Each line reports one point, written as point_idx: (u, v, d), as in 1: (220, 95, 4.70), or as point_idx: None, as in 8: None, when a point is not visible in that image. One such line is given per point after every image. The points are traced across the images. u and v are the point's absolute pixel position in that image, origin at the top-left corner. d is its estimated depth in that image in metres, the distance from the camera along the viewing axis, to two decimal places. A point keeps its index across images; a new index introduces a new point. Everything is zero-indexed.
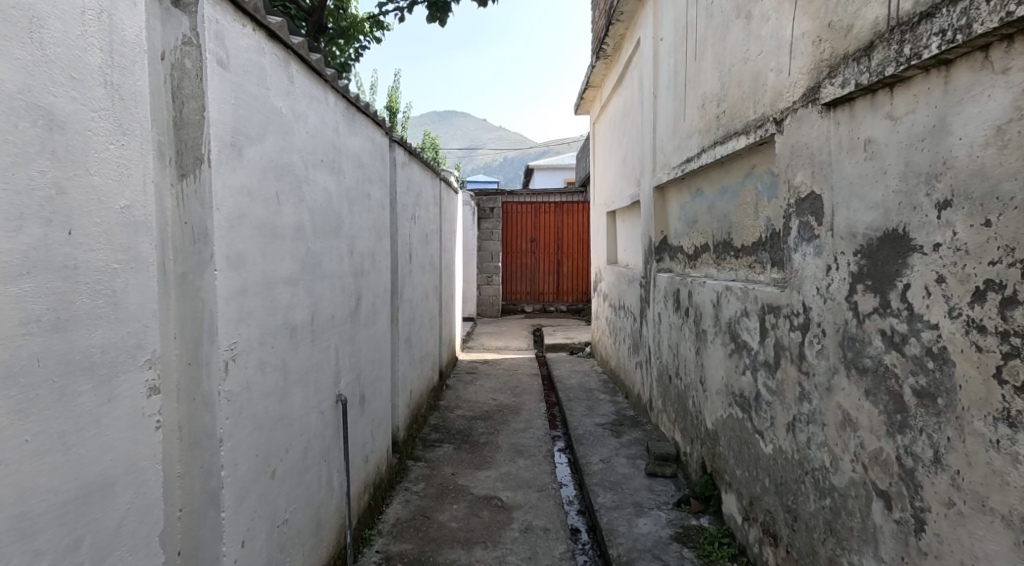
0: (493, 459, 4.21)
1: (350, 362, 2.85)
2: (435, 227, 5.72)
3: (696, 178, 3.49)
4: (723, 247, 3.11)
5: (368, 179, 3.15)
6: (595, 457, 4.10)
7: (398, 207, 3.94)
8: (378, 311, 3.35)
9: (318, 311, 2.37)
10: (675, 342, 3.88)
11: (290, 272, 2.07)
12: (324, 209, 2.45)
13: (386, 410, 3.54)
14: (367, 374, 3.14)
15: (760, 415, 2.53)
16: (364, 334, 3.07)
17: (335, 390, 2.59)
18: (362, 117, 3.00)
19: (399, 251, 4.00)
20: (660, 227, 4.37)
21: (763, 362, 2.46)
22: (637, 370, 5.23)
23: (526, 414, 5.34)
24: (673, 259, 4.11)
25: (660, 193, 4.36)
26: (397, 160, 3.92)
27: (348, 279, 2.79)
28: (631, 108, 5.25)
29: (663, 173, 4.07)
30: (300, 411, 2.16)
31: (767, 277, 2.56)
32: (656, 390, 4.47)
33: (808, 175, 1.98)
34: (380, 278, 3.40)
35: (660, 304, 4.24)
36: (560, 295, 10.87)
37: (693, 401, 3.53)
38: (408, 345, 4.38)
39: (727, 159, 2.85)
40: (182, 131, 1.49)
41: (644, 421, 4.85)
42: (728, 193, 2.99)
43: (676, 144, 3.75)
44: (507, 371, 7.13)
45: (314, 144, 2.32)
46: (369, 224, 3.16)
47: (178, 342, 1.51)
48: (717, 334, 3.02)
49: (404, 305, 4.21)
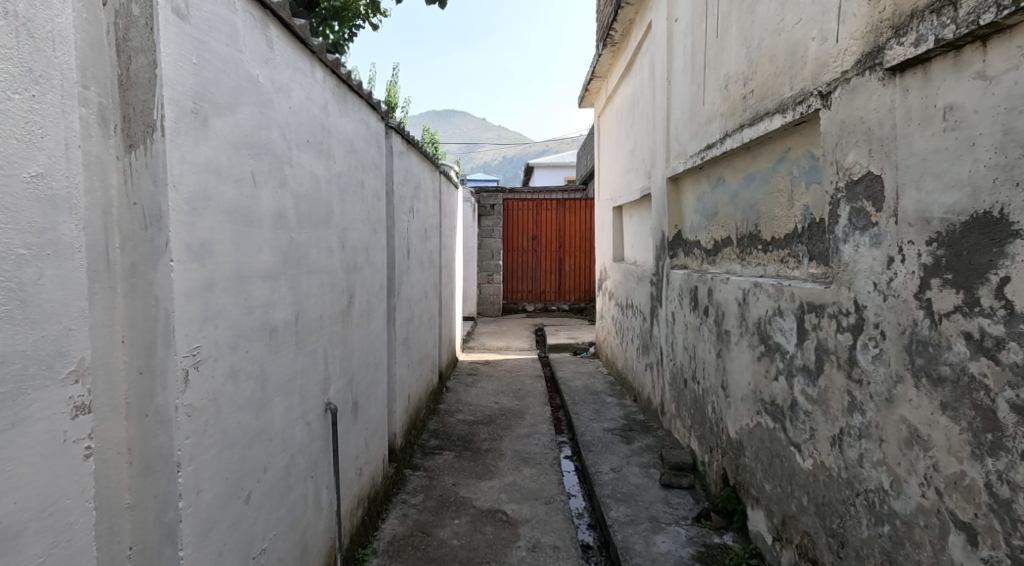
0: (496, 468, 3.95)
1: (341, 367, 2.59)
2: (435, 222, 5.45)
3: (717, 166, 3.23)
4: (749, 241, 2.86)
5: (361, 167, 2.89)
6: (605, 466, 3.85)
7: (394, 199, 3.68)
8: (372, 310, 3.09)
9: (304, 310, 2.12)
10: (691, 343, 3.63)
11: (269, 266, 1.81)
12: (311, 196, 2.19)
13: (381, 417, 3.28)
14: (361, 379, 2.88)
15: (796, 427, 2.27)
16: (357, 336, 2.81)
17: (324, 398, 2.34)
18: (354, 97, 2.74)
19: (396, 246, 3.74)
20: (676, 220, 4.11)
21: (800, 366, 2.21)
22: (647, 372, 4.98)
23: (530, 419, 5.09)
24: (689, 255, 3.86)
25: (674, 185, 4.10)
26: (393, 148, 3.66)
27: (339, 275, 2.53)
28: (641, 96, 4.99)
29: (678, 162, 3.82)
30: (281, 424, 1.91)
31: (804, 272, 2.31)
32: (670, 394, 4.22)
33: (863, 154, 1.73)
34: (375, 275, 3.16)
35: (674, 303, 3.99)
36: (562, 293, 10.61)
37: (712, 407, 3.28)
38: (405, 346, 4.12)
39: (756, 143, 2.60)
40: (128, 93, 1.24)
41: (655, 426, 4.61)
42: (755, 181, 2.73)
43: (694, 131, 3.49)
44: (508, 373, 6.86)
45: (300, 123, 2.06)
46: (363, 215, 2.90)
47: (126, 347, 1.27)
48: (743, 336, 2.76)
49: (401, 305, 3.95)
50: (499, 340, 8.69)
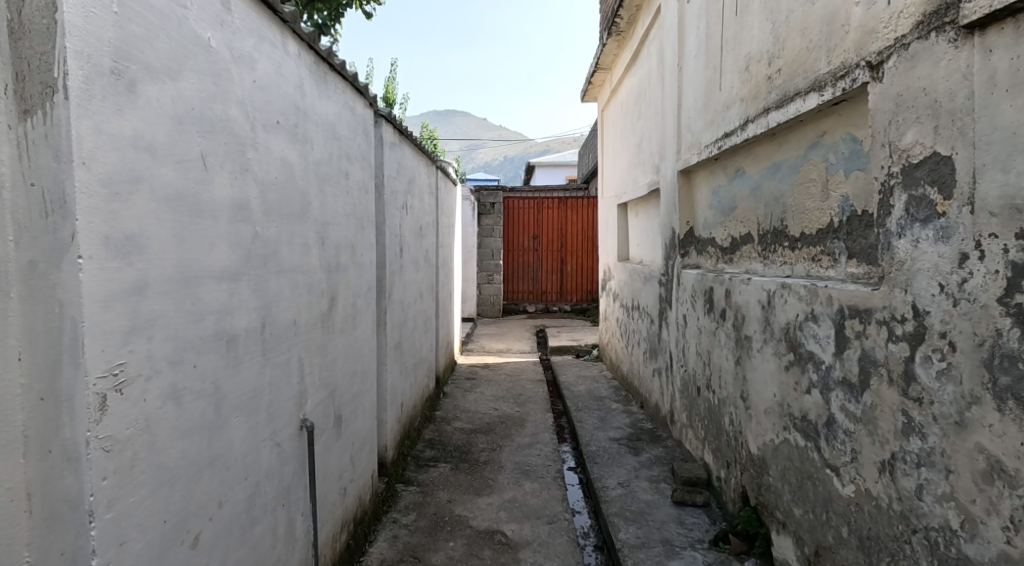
0: (495, 482, 3.69)
1: (322, 377, 2.33)
2: (431, 220, 5.19)
3: (736, 157, 2.96)
4: (773, 237, 2.59)
5: (345, 157, 2.62)
6: (612, 481, 3.60)
7: (385, 193, 3.41)
8: (358, 314, 2.82)
9: (273, 315, 1.85)
10: (706, 349, 3.36)
11: (226, 265, 1.55)
12: (283, 185, 1.93)
13: (370, 429, 3.02)
14: (344, 390, 2.62)
15: (832, 447, 2.01)
16: (340, 343, 2.55)
17: (301, 414, 2.08)
18: (336, 78, 2.48)
19: (387, 243, 3.49)
20: (688, 216, 3.84)
21: (839, 379, 1.94)
22: (655, 377, 4.72)
23: (532, 427, 4.82)
24: (703, 254, 3.60)
25: (686, 178, 3.84)
26: (383, 138, 3.39)
27: (318, 276, 2.27)
28: (649, 85, 4.71)
29: (691, 154, 3.55)
30: (244, 448, 1.64)
31: (842, 272, 2.05)
32: (681, 402, 3.97)
33: (925, 131, 1.47)
34: (362, 276, 2.90)
35: (686, 305, 3.73)
36: (564, 294, 10.34)
37: (730, 419, 3.02)
38: (398, 351, 3.86)
39: (783, 128, 2.33)
40: (18, 42, 0.98)
41: (664, 436, 4.35)
42: (781, 171, 2.46)
43: (710, 119, 3.22)
44: (509, 377, 6.60)
45: (267, 100, 1.79)
46: (348, 209, 2.64)
47: (23, 366, 0.99)
48: (767, 343, 2.50)
49: (393, 306, 3.68)
50: (499, 342, 8.43)
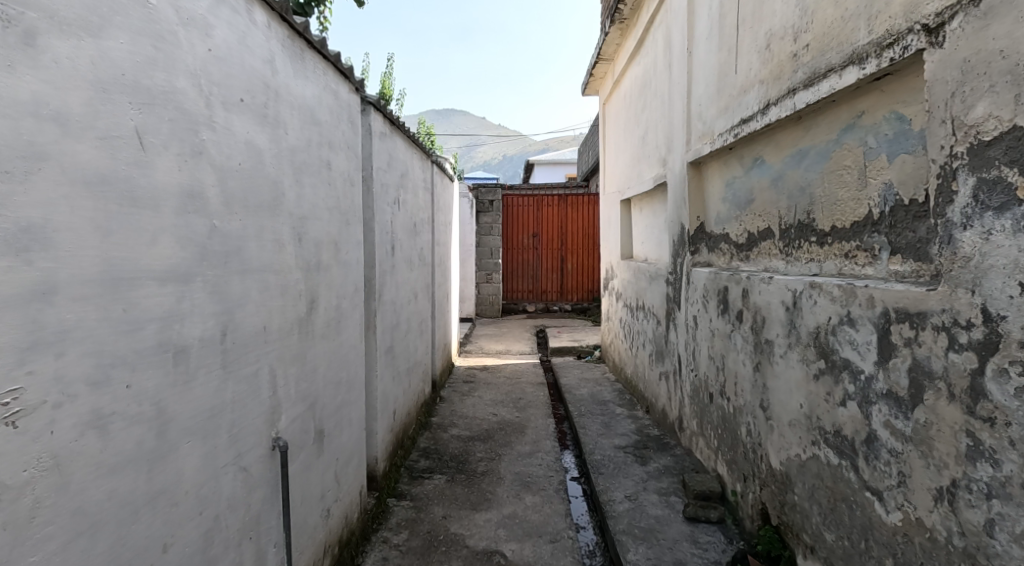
0: (493, 496, 3.46)
1: (300, 388, 2.09)
2: (426, 217, 4.97)
3: (753, 145, 2.72)
4: (798, 232, 2.36)
5: (326, 145, 2.39)
6: (619, 494, 3.38)
7: (375, 187, 3.17)
8: (342, 318, 2.59)
9: (237, 321, 1.62)
10: (720, 353, 3.14)
11: (175, 265, 1.32)
12: (249, 173, 1.69)
13: (356, 443, 2.79)
14: (326, 401, 2.38)
15: (873, 468, 1.78)
16: (321, 351, 2.31)
17: (274, 432, 1.84)
18: (315, 57, 2.24)
19: (377, 241, 3.25)
20: (698, 211, 3.61)
21: (882, 392, 1.71)
22: (663, 381, 4.50)
23: (533, 434, 4.59)
24: (716, 251, 3.38)
25: (696, 170, 3.61)
26: (372, 128, 3.16)
27: (295, 276, 2.04)
28: (656, 73, 4.47)
29: (702, 144, 3.32)
30: (198, 477, 1.41)
31: (882, 269, 1.82)
32: (691, 408, 3.75)
33: (1001, 103, 1.25)
34: (347, 276, 2.66)
35: (697, 307, 3.50)
36: (564, 293, 10.11)
37: (747, 430, 2.79)
38: (390, 356, 3.62)
39: (812, 109, 2.10)
40: None
41: (672, 444, 4.13)
42: (808, 158, 2.23)
43: (724, 106, 2.98)
44: (508, 379, 6.37)
45: (227, 74, 1.55)
46: (329, 203, 2.41)
47: None
48: (793, 348, 2.27)
49: (384, 309, 3.45)
50: (498, 342, 8.19)
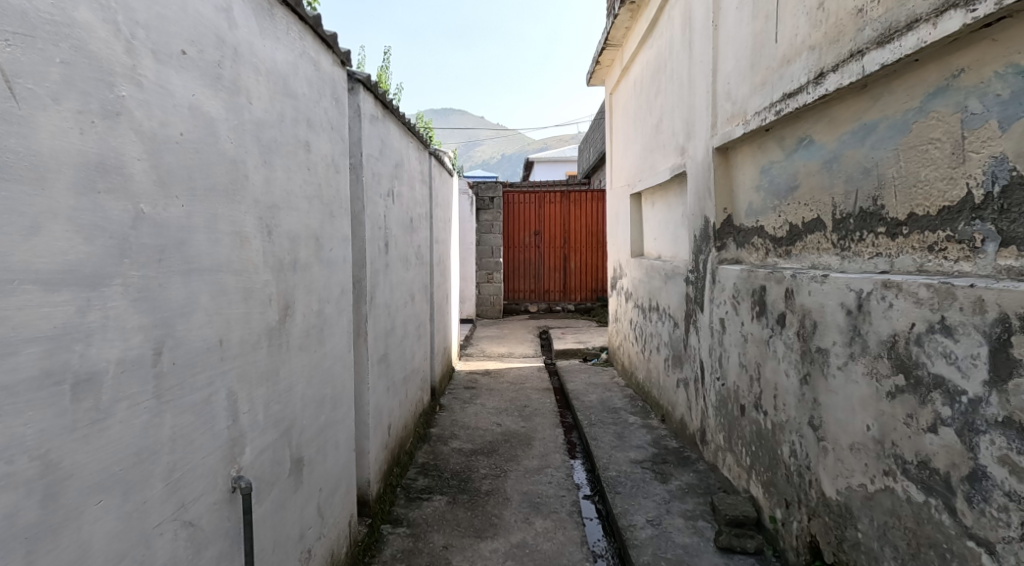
0: (499, 521, 3.11)
1: (272, 411, 1.74)
2: (424, 212, 4.61)
3: (798, 123, 2.37)
4: (858, 222, 2.01)
5: (304, 122, 2.02)
6: (640, 518, 3.04)
7: (365, 176, 2.82)
8: (326, 326, 2.24)
9: (178, 335, 1.26)
10: (756, 361, 2.80)
11: (81, 268, 0.99)
12: (196, 147, 1.33)
13: (344, 468, 2.44)
14: (306, 424, 2.03)
15: (980, 513, 1.44)
16: (298, 367, 1.95)
17: (235, 471, 1.49)
18: (290, 16, 1.89)
19: (368, 237, 2.90)
20: (725, 202, 3.26)
21: (997, 420, 1.38)
22: (682, 389, 4.15)
23: (541, 446, 4.25)
24: (748, 247, 3.04)
25: (723, 157, 3.25)
26: (362, 111, 2.81)
27: (262, 278, 1.68)
28: (673, 53, 4.12)
29: (732, 126, 2.97)
30: (113, 548, 1.05)
31: (986, 266, 1.48)
32: (719, 421, 3.41)
33: None
34: (331, 277, 2.30)
35: (727, 309, 3.15)
36: (567, 293, 9.76)
37: (792, 450, 2.45)
38: (384, 365, 3.27)
39: (886, 72, 1.75)
40: None
41: (694, 460, 3.79)
42: (874, 133, 1.88)
43: (760, 81, 2.63)
44: (512, 385, 6.02)
45: (162, 13, 1.21)
46: (307, 192, 2.05)
47: None
48: (857, 361, 1.92)
49: (377, 313, 3.10)
50: (500, 345, 7.84)
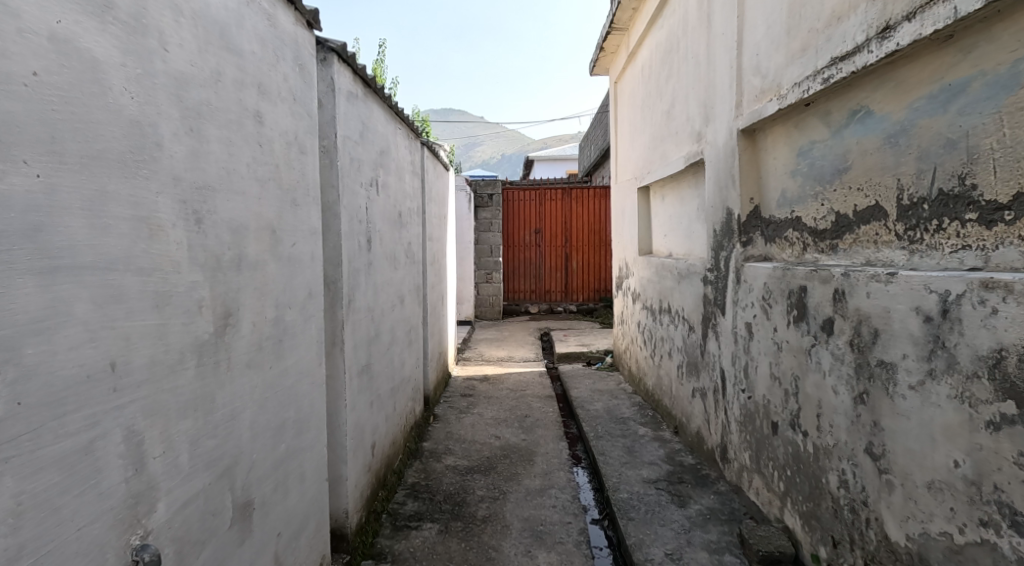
0: (497, 555, 2.74)
1: (206, 450, 1.36)
2: (415, 206, 4.24)
3: (850, 93, 2.01)
4: (934, 207, 1.65)
5: (254, 87, 1.64)
6: (658, 552, 2.66)
7: (341, 162, 2.44)
8: (286, 336, 1.86)
9: (26, 363, 0.92)
10: (794, 373, 2.42)
11: None
12: (70, 94, 0.99)
13: (313, 504, 2.07)
14: (259, 460, 1.65)
15: None
16: (245, 390, 1.57)
17: (139, 537, 1.12)
18: None
19: (345, 232, 2.52)
20: (752, 191, 2.88)
21: None
22: (699, 399, 3.78)
23: (543, 462, 3.87)
24: (780, 242, 2.67)
25: (750, 140, 2.88)
26: (337, 86, 2.44)
27: (186, 279, 1.29)
28: (689, 28, 3.73)
29: (763, 102, 2.59)
30: None
31: None
32: (746, 439, 3.03)
33: None
34: (294, 277, 1.92)
35: (755, 313, 2.78)
36: (569, 293, 9.38)
37: (842, 481, 2.07)
38: (367, 378, 2.89)
39: (991, 12, 1.42)
40: None
41: (714, 480, 3.41)
42: (966, 94, 1.54)
43: (799, 47, 2.26)
44: (512, 392, 5.64)
45: None
46: (257, 172, 1.66)
47: None
48: (940, 380, 1.57)
49: (357, 319, 2.71)
50: (500, 348, 7.45)
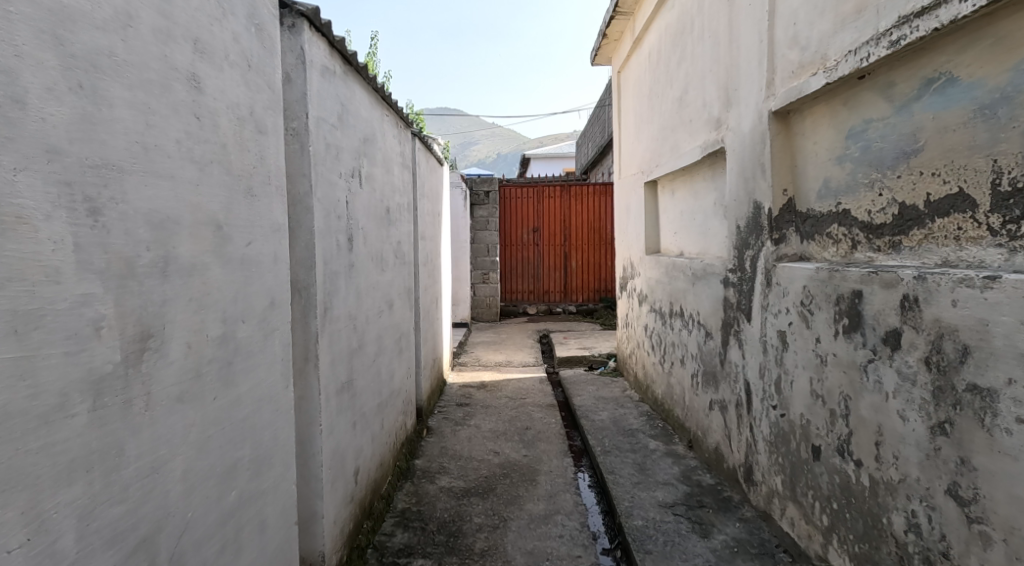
0: None
1: (107, 521, 1.01)
2: (406, 202, 3.88)
3: (924, 61, 1.68)
4: None
5: (191, 41, 1.28)
6: None
7: (313, 147, 2.08)
8: (239, 357, 1.50)
9: None
10: (844, 392, 2.08)
11: None
12: None
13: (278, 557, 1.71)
14: (198, 519, 1.29)
15: None
16: (176, 432, 1.21)
17: None
18: None
19: (320, 229, 2.16)
20: (785, 181, 2.54)
21: None
22: (717, 412, 3.44)
23: (547, 482, 3.53)
24: (820, 240, 2.33)
25: (783, 123, 2.54)
26: (310, 60, 2.09)
27: (75, 292, 0.96)
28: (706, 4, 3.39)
29: (803, 77, 2.25)
30: None
31: None
32: (777, 461, 2.68)
33: None
34: (248, 285, 1.56)
35: (791, 320, 2.44)
36: (568, 293, 9.03)
37: (914, 526, 1.74)
38: (348, 396, 2.54)
39: None
40: None
41: (739, 505, 3.06)
42: None
43: (852, 9, 1.92)
44: (511, 400, 5.29)
45: None
46: (193, 150, 1.29)
47: None
48: None
49: (336, 329, 2.36)
50: (497, 352, 7.10)
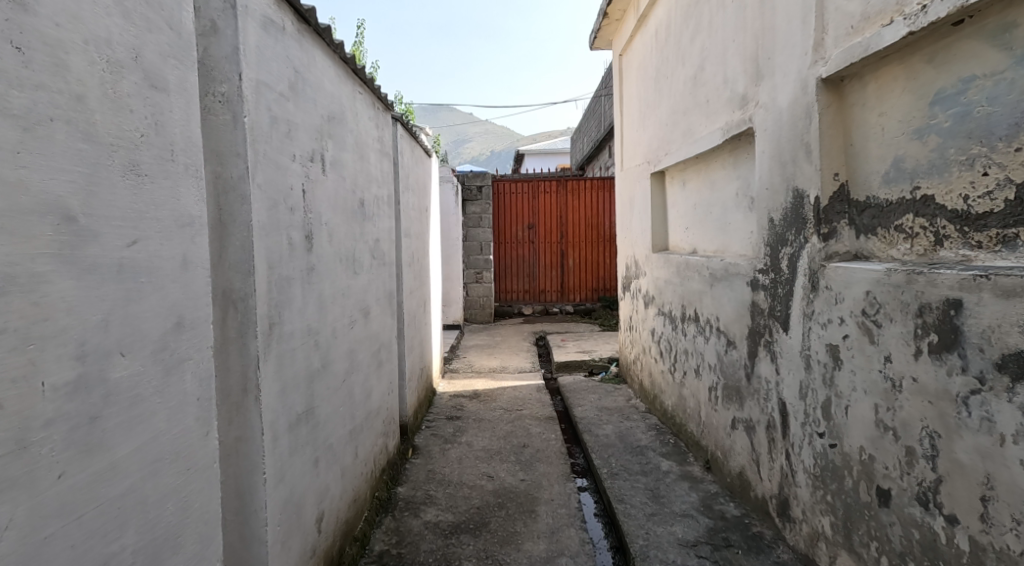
0: None
1: None
2: (385, 195, 3.42)
3: None
4: None
5: None
6: None
7: (251, 118, 1.63)
8: (113, 407, 1.05)
9: None
10: (929, 427, 1.63)
11: None
12: None
13: None
14: None
15: None
16: None
17: None
18: None
19: (263, 224, 1.70)
20: (836, 164, 2.08)
21: None
22: (742, 432, 3.00)
23: (546, 513, 3.09)
24: (885, 233, 1.88)
25: (833, 93, 2.09)
26: (246, 8, 1.64)
27: None
28: None
29: (870, 30, 1.81)
30: None
31: None
32: (824, 500, 2.24)
33: None
34: (129, 306, 1.08)
35: (847, 333, 1.99)
36: (565, 293, 8.57)
37: None
38: (308, 429, 2.07)
39: None
40: None
41: (773, 545, 2.61)
42: None
43: None
44: (507, 411, 4.84)
45: None
46: (9, 98, 0.89)
47: None
48: None
49: (288, 349, 1.89)
50: (491, 357, 6.63)
